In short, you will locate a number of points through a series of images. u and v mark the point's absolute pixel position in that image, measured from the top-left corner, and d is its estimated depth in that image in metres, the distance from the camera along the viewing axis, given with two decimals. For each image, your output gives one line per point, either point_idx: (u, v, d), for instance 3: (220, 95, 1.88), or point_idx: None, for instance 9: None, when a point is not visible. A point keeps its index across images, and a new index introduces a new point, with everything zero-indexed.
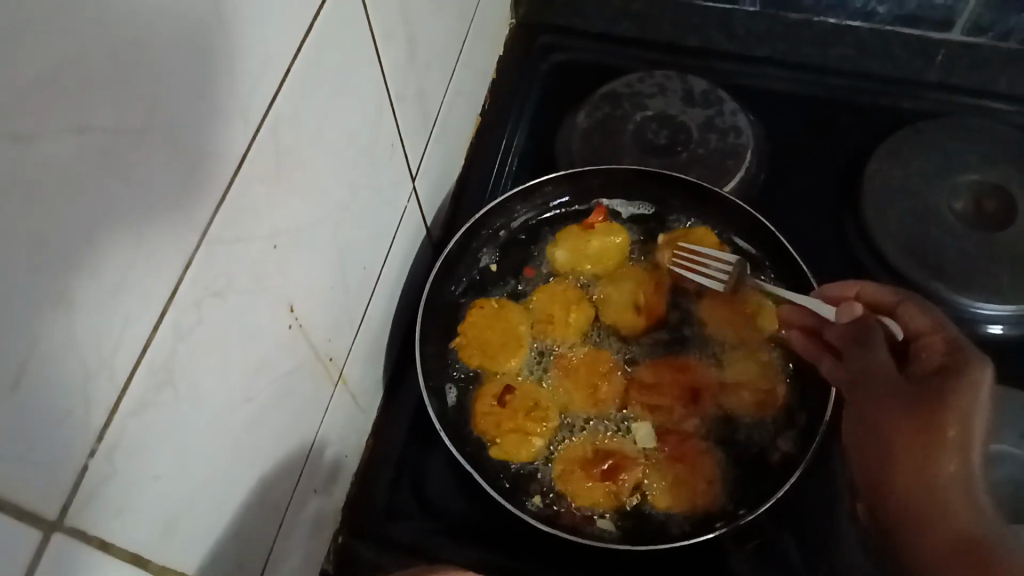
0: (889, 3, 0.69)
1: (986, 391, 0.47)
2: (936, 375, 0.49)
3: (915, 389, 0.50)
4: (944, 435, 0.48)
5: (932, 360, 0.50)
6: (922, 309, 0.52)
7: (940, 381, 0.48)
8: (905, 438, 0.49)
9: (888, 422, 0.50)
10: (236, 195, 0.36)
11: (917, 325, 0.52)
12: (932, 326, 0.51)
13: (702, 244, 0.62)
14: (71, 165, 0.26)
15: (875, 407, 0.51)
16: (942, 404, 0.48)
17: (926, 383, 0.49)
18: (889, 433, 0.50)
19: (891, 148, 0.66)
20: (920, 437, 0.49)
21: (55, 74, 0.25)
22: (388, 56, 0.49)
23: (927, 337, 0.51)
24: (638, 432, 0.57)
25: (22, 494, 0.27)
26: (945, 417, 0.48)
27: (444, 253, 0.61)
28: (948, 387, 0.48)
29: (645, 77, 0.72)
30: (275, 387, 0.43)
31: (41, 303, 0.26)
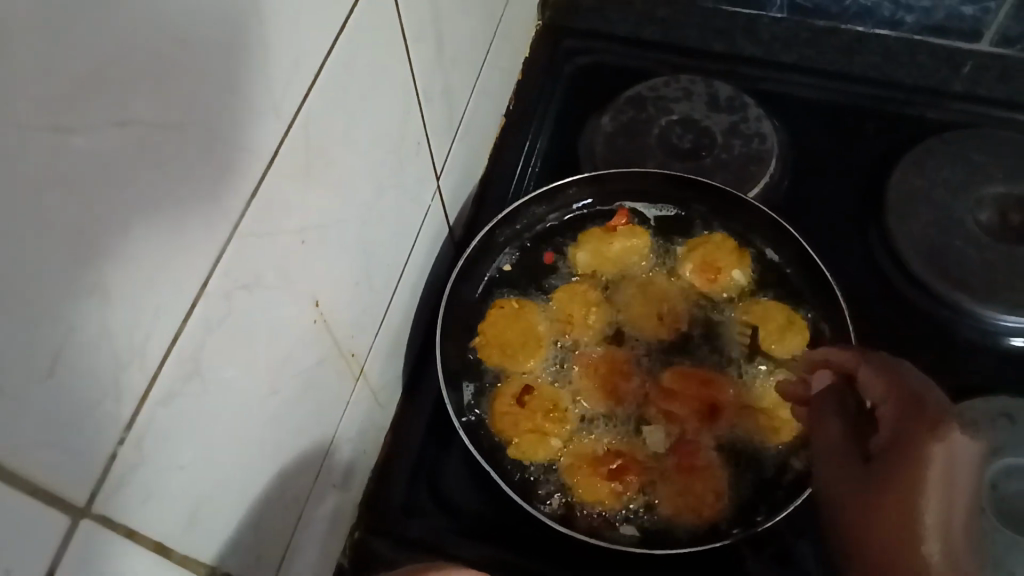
0: (916, 12, 0.71)
1: (942, 472, 0.46)
2: (892, 451, 0.48)
3: (880, 464, 0.49)
4: (910, 518, 0.46)
5: (890, 435, 0.49)
6: (881, 371, 0.50)
7: (899, 458, 0.48)
8: (867, 514, 0.48)
9: (847, 497, 0.50)
10: (267, 192, 0.36)
11: (876, 392, 0.51)
12: (890, 394, 0.50)
13: (727, 251, 0.62)
14: (110, 157, 0.26)
15: (834, 476, 0.51)
16: (898, 482, 0.47)
17: (884, 460, 0.48)
18: (852, 509, 0.49)
19: (916, 158, 0.66)
20: (885, 519, 0.47)
21: (97, 67, 0.25)
22: (416, 55, 0.49)
23: (894, 411, 0.49)
24: (648, 435, 0.57)
25: (54, 480, 0.28)
26: (905, 498, 0.46)
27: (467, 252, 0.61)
28: (898, 464, 0.47)
29: (670, 81, 0.72)
30: (297, 383, 0.43)
31: (78, 292, 0.26)
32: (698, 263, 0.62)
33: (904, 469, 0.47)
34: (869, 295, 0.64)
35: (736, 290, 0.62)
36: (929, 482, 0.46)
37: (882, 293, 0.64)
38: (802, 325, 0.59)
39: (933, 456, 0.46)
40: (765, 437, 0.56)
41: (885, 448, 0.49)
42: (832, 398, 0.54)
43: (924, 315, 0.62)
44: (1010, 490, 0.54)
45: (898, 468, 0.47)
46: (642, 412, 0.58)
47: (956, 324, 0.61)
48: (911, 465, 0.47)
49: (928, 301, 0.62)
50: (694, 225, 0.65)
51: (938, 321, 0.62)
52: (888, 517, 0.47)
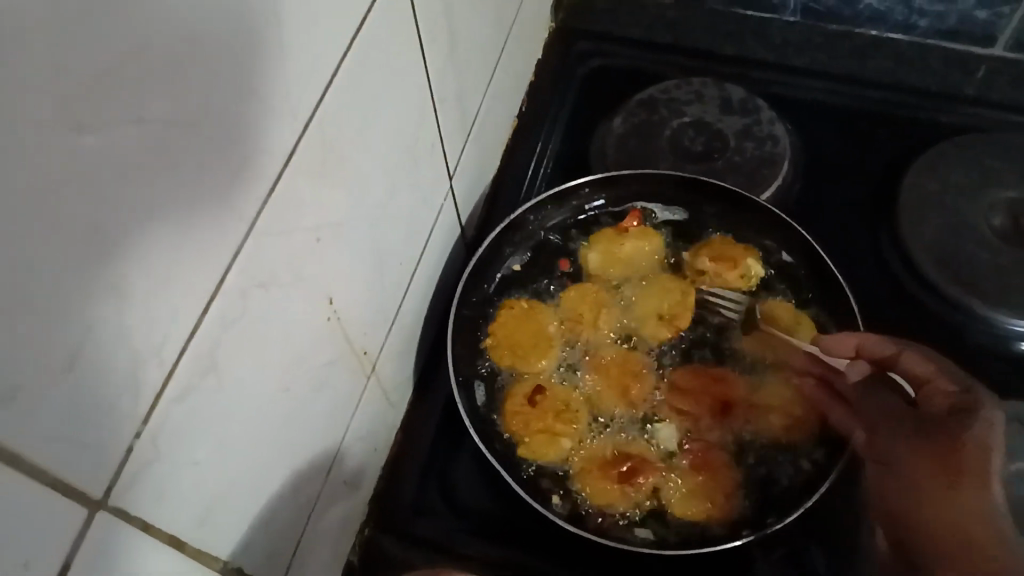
0: (929, 17, 0.71)
1: (998, 440, 0.55)
2: (946, 422, 0.56)
3: (940, 438, 0.56)
4: (977, 470, 0.55)
5: (937, 409, 0.56)
6: (924, 356, 0.57)
7: (941, 430, 0.56)
8: (936, 478, 0.55)
9: (898, 459, 0.56)
10: (284, 190, 0.36)
11: (925, 372, 0.56)
12: (943, 376, 0.56)
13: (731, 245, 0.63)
14: (127, 153, 0.27)
15: (888, 441, 0.57)
16: (964, 446, 0.55)
17: (940, 434, 0.56)
18: (908, 474, 0.56)
19: (928, 162, 0.66)
20: (953, 483, 0.55)
21: (115, 66, 0.25)
22: (431, 56, 0.49)
23: (948, 389, 0.56)
24: (659, 432, 0.57)
25: (70, 474, 0.28)
26: (971, 457, 0.55)
27: (477, 253, 0.62)
28: (966, 430, 0.55)
29: (683, 84, 0.72)
30: (311, 379, 0.43)
31: (95, 287, 0.26)
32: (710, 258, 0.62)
33: (974, 435, 0.55)
34: (881, 300, 0.64)
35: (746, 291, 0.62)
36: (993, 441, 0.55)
37: (894, 298, 0.64)
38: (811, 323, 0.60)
39: (990, 428, 0.55)
40: (776, 437, 0.56)
41: (935, 422, 0.56)
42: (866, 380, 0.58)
43: (936, 319, 0.62)
44: None
45: (959, 432, 0.55)
46: (655, 409, 0.58)
47: (968, 329, 0.61)
48: (979, 426, 0.55)
49: (940, 305, 0.62)
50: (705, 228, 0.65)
51: (950, 325, 0.61)
52: (950, 476, 0.55)
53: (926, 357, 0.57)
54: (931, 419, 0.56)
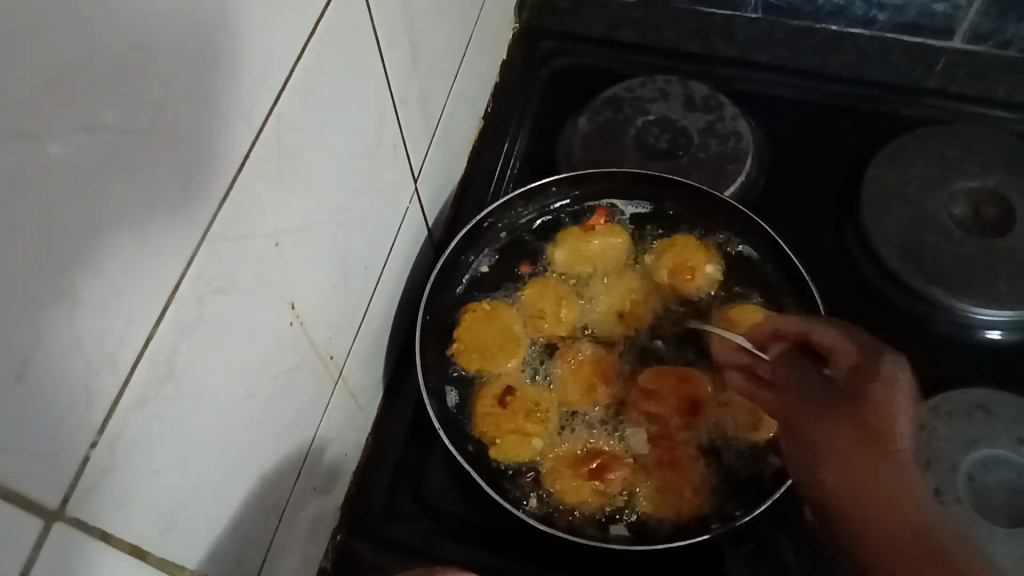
0: (889, 11, 0.72)
1: (905, 390, 0.49)
2: (849, 386, 0.49)
3: (837, 402, 0.49)
4: (877, 427, 0.48)
5: (856, 373, 0.50)
6: (831, 328, 0.52)
7: (855, 396, 0.49)
8: (845, 439, 0.48)
9: (826, 443, 0.49)
10: (240, 195, 0.36)
11: (828, 342, 0.52)
12: (850, 348, 0.51)
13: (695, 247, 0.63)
14: (77, 163, 0.26)
15: (805, 414, 0.50)
16: (866, 403, 0.48)
17: (845, 398, 0.49)
18: (827, 442, 0.49)
19: (890, 154, 0.67)
20: (867, 445, 0.47)
21: (61, 76, 0.25)
22: (390, 58, 0.49)
23: (851, 355, 0.51)
24: (630, 437, 0.57)
25: (26, 485, 0.28)
26: (876, 421, 0.48)
27: (444, 256, 0.61)
28: (866, 382, 0.49)
29: (647, 82, 0.72)
30: (274, 384, 0.43)
31: (46, 298, 0.26)
32: (673, 265, 0.62)
33: (873, 399, 0.48)
34: (846, 291, 0.65)
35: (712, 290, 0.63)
36: (881, 400, 0.48)
37: (859, 289, 0.64)
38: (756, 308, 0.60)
39: (891, 382, 0.49)
40: (742, 435, 0.56)
41: (850, 388, 0.49)
42: (790, 355, 0.54)
43: (901, 310, 0.63)
44: (986, 481, 0.55)
45: (864, 390, 0.49)
46: (623, 406, 0.59)
47: (931, 317, 0.62)
48: (878, 382, 0.49)
49: (904, 296, 0.63)
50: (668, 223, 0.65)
51: (914, 315, 0.62)
52: (860, 440, 0.47)
53: (841, 330, 0.52)
54: (847, 387, 0.49)
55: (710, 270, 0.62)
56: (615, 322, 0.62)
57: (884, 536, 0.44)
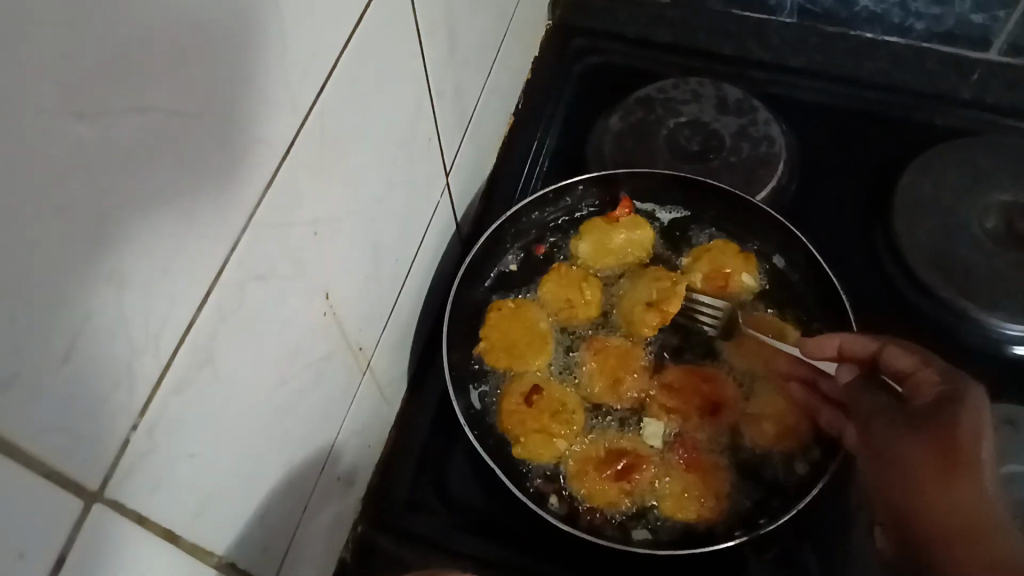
0: (926, 19, 0.71)
1: (988, 419, 0.47)
2: (930, 407, 0.50)
3: (920, 427, 0.50)
4: (962, 456, 0.47)
5: (936, 395, 0.50)
6: (904, 349, 0.53)
7: (932, 421, 0.49)
8: (929, 470, 0.48)
9: (908, 472, 0.50)
10: (282, 182, 0.36)
11: (908, 364, 0.52)
12: (930, 367, 0.51)
13: (731, 253, 0.62)
14: (130, 143, 0.26)
15: (882, 438, 0.52)
16: (947, 429, 0.48)
17: (924, 421, 0.50)
18: (907, 471, 0.50)
19: (923, 163, 0.66)
20: (943, 471, 0.48)
21: (116, 56, 0.25)
22: (429, 51, 0.49)
23: (931, 372, 0.51)
24: (646, 428, 0.58)
25: (66, 466, 0.28)
26: (965, 449, 0.47)
27: (471, 254, 0.61)
28: (949, 402, 0.49)
29: (679, 84, 0.72)
30: (306, 374, 0.43)
31: (96, 279, 0.26)
32: (708, 273, 0.62)
33: (958, 433, 0.48)
34: (875, 301, 0.64)
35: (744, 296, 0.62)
36: (968, 426, 0.47)
37: (888, 298, 0.64)
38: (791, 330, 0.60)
39: (979, 407, 0.48)
40: (765, 443, 0.56)
41: (926, 413, 0.50)
42: (869, 380, 0.55)
43: (930, 322, 0.62)
44: (1012, 497, 0.54)
45: (949, 418, 0.48)
46: (646, 406, 0.58)
47: (960, 330, 0.61)
48: (965, 406, 0.48)
49: (934, 308, 0.62)
50: (702, 230, 0.65)
51: (943, 327, 0.62)
52: (941, 465, 0.48)
53: (909, 350, 0.53)
54: (925, 413, 0.50)
55: (747, 280, 0.62)
56: (646, 315, 0.60)
57: (970, 565, 0.45)
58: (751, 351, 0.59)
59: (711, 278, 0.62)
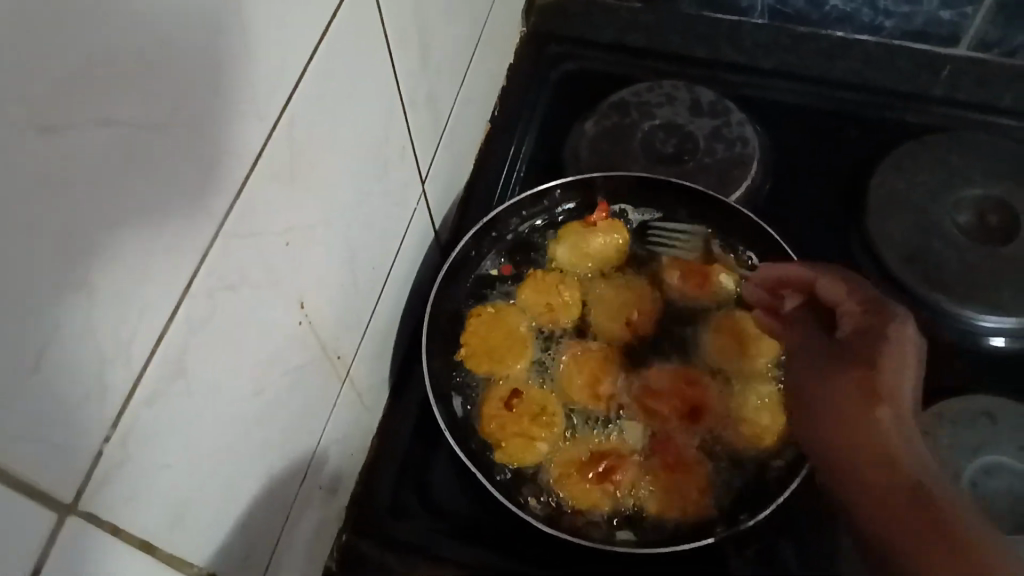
0: (895, 17, 0.72)
1: (914, 353, 0.52)
2: (864, 345, 0.54)
3: (845, 362, 0.54)
4: (888, 391, 0.52)
5: (858, 330, 0.54)
6: (836, 282, 0.55)
7: (864, 349, 0.54)
8: (855, 398, 0.53)
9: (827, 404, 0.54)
10: (253, 193, 0.36)
11: (835, 296, 0.55)
12: (862, 300, 0.54)
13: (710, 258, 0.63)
14: (94, 157, 0.27)
15: (808, 374, 0.57)
16: (878, 369, 0.52)
17: (850, 358, 0.54)
18: (832, 399, 0.54)
19: (896, 160, 0.67)
20: (864, 402, 0.52)
21: (79, 72, 0.25)
22: (401, 61, 0.50)
23: (848, 308, 0.55)
24: (625, 428, 0.58)
25: (38, 480, 0.28)
26: (884, 387, 0.52)
27: (452, 256, 0.62)
28: (880, 335, 0.53)
29: (653, 87, 0.73)
30: (284, 382, 0.44)
31: (62, 293, 0.27)
32: (683, 274, 0.63)
33: (887, 378, 0.52)
34: None
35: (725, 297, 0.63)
36: (897, 369, 0.52)
37: None
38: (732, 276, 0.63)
39: (901, 344, 0.52)
40: (744, 441, 0.57)
41: (855, 352, 0.54)
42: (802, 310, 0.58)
43: None
44: (990, 487, 0.55)
45: (873, 354, 0.53)
46: (627, 407, 0.59)
47: (939, 326, 0.61)
48: (886, 345, 0.53)
49: (908, 304, 0.63)
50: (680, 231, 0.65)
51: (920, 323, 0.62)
52: (866, 397, 0.52)
53: (841, 282, 0.55)
54: (852, 350, 0.54)
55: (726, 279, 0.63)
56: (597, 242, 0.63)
57: (884, 479, 0.50)
58: (732, 352, 0.59)
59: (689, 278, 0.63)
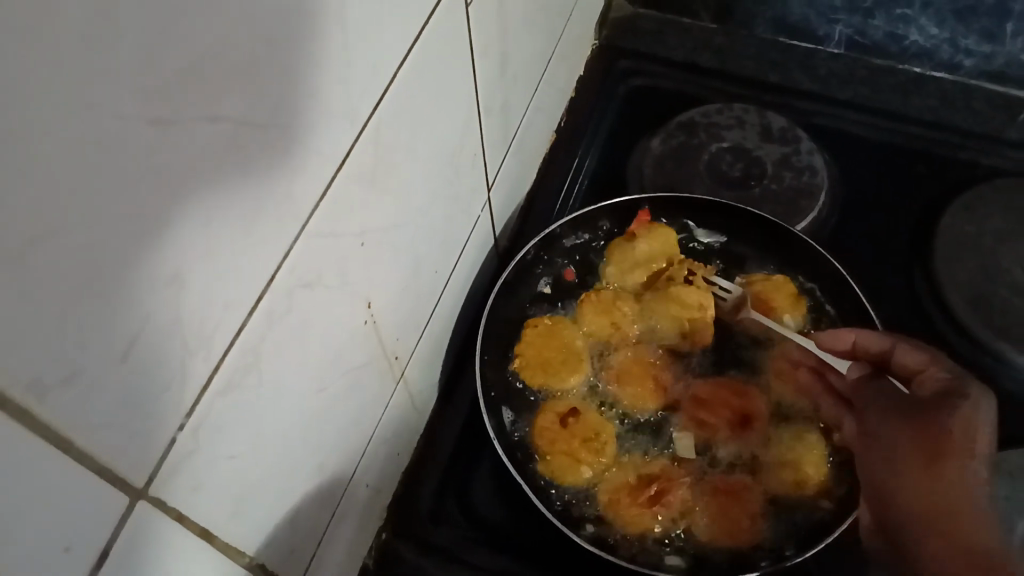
0: (975, 57, 0.72)
1: (988, 421, 0.48)
2: (916, 407, 0.51)
3: (904, 450, 0.50)
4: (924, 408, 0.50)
5: (926, 405, 0.50)
6: (915, 349, 0.54)
7: (925, 425, 0.49)
8: (921, 516, 0.48)
9: (896, 460, 0.50)
10: (338, 195, 0.37)
11: (915, 364, 0.54)
12: (925, 358, 0.53)
13: (785, 290, 0.62)
14: (199, 149, 0.27)
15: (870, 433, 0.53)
16: (933, 406, 0.50)
17: (901, 431, 0.51)
18: (896, 502, 0.50)
19: (968, 204, 0.66)
20: (925, 513, 0.48)
21: (192, 62, 0.26)
22: (482, 69, 0.50)
23: (924, 386, 0.52)
24: (679, 443, 0.58)
25: (116, 462, 0.28)
26: (951, 433, 0.48)
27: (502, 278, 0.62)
28: (940, 407, 0.50)
29: (724, 109, 0.72)
30: (344, 381, 0.44)
31: (156, 280, 0.27)
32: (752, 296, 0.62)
33: (961, 419, 0.49)
34: (911, 336, 0.64)
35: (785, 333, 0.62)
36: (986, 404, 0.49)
37: (926, 335, 0.63)
38: (798, 303, 0.62)
39: (976, 408, 0.49)
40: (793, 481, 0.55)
41: (909, 419, 0.51)
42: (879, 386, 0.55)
43: (965, 362, 0.62)
44: None
45: (943, 415, 0.49)
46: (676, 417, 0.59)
47: (998, 373, 0.60)
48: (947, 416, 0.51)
49: (970, 347, 0.62)
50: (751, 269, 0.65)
51: (979, 369, 0.61)
52: (881, 482, 0.51)
53: (923, 350, 0.54)
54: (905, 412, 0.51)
55: (789, 320, 0.62)
56: (634, 245, 0.63)
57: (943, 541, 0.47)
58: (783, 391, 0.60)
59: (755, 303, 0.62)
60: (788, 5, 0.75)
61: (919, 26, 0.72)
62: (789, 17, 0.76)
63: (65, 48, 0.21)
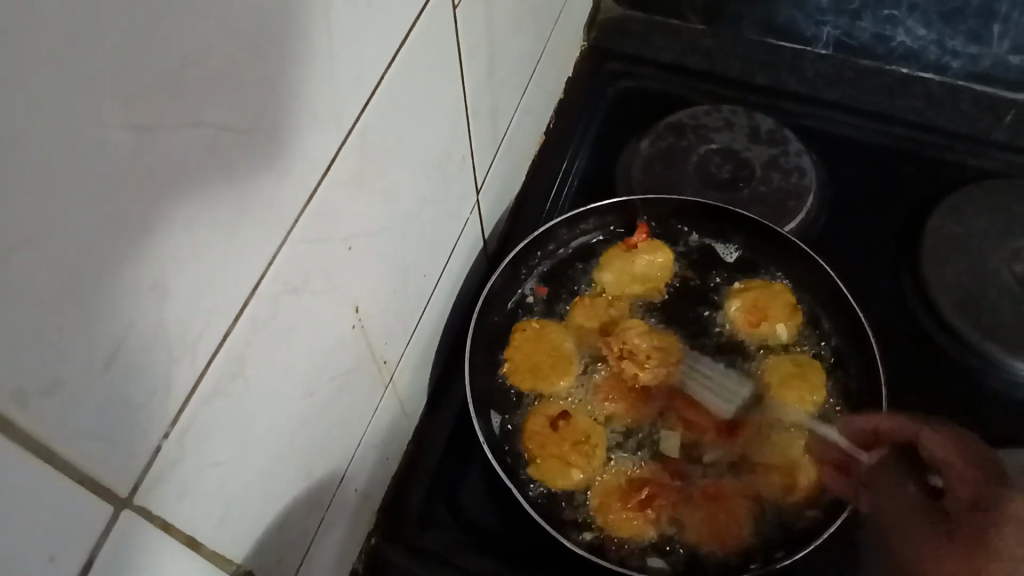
0: (962, 58, 0.72)
1: None
2: (960, 501, 0.55)
3: (938, 544, 0.54)
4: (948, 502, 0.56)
5: (961, 498, 0.55)
6: (946, 434, 0.55)
7: (965, 520, 0.55)
8: None
9: (929, 555, 0.54)
10: (323, 201, 0.36)
11: (941, 452, 0.55)
12: (960, 447, 0.55)
13: (778, 298, 0.62)
14: (181, 156, 0.27)
15: (899, 526, 0.55)
16: (981, 500, 0.55)
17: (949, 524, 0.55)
18: None
19: (956, 204, 0.66)
20: None
21: (174, 68, 0.25)
22: (469, 73, 0.49)
23: (956, 476, 0.55)
24: (666, 440, 0.58)
25: (100, 472, 0.28)
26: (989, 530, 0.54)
27: (489, 286, 0.62)
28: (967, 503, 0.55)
29: (712, 111, 0.72)
30: (332, 387, 0.43)
31: (140, 288, 0.27)
32: (745, 305, 0.62)
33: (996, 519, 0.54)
34: (900, 337, 0.64)
35: (776, 342, 0.62)
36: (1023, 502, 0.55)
37: (914, 336, 0.64)
38: (791, 312, 0.62)
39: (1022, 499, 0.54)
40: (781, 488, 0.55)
41: (961, 521, 0.55)
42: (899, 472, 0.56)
43: (953, 362, 0.62)
44: None
45: (992, 500, 0.54)
46: (663, 419, 0.59)
47: (985, 374, 0.61)
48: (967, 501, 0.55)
49: (958, 348, 0.62)
50: (737, 272, 0.65)
51: (967, 369, 0.61)
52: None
53: (951, 436, 0.55)
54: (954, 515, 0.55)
55: (782, 329, 0.61)
56: (627, 255, 0.63)
57: None
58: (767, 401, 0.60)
59: (749, 312, 0.62)
60: (776, 6, 0.75)
61: (906, 28, 0.72)
62: (776, 18, 0.76)
63: (45, 55, 0.21)
